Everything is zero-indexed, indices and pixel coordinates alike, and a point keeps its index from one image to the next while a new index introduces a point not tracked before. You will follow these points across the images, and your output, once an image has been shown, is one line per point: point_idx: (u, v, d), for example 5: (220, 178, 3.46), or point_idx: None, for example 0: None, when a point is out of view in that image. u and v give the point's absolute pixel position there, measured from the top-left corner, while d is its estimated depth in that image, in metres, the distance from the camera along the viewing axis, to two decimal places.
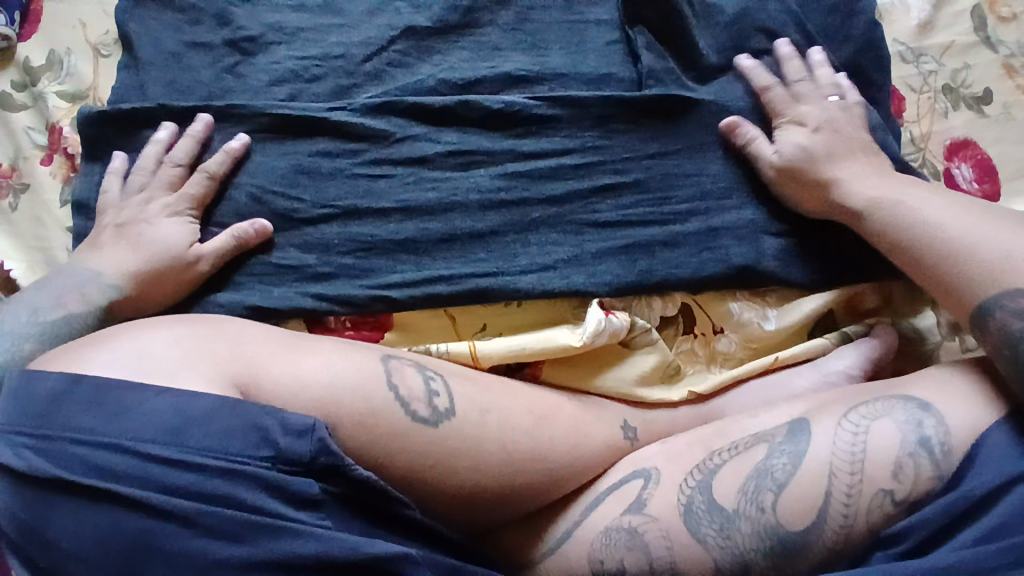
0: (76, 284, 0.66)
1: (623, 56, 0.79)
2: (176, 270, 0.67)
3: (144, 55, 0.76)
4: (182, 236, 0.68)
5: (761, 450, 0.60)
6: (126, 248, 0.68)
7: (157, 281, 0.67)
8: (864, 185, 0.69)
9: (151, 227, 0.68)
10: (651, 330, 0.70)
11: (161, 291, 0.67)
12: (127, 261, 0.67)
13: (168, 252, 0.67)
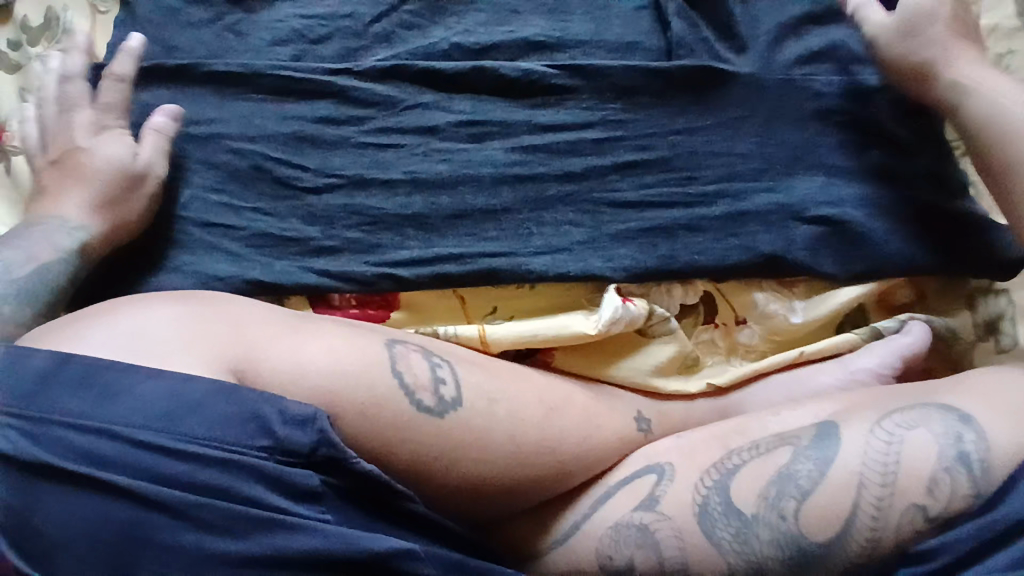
0: (39, 235, 0.60)
1: (651, 22, 0.74)
2: (134, 184, 0.63)
3: (140, 10, 0.72)
4: (118, 149, 0.64)
5: (786, 453, 0.57)
6: (76, 181, 0.63)
7: (122, 208, 0.63)
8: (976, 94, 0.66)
9: (91, 156, 0.64)
10: (670, 319, 0.67)
11: (127, 212, 0.63)
12: (87, 199, 0.62)
13: (116, 168, 0.63)
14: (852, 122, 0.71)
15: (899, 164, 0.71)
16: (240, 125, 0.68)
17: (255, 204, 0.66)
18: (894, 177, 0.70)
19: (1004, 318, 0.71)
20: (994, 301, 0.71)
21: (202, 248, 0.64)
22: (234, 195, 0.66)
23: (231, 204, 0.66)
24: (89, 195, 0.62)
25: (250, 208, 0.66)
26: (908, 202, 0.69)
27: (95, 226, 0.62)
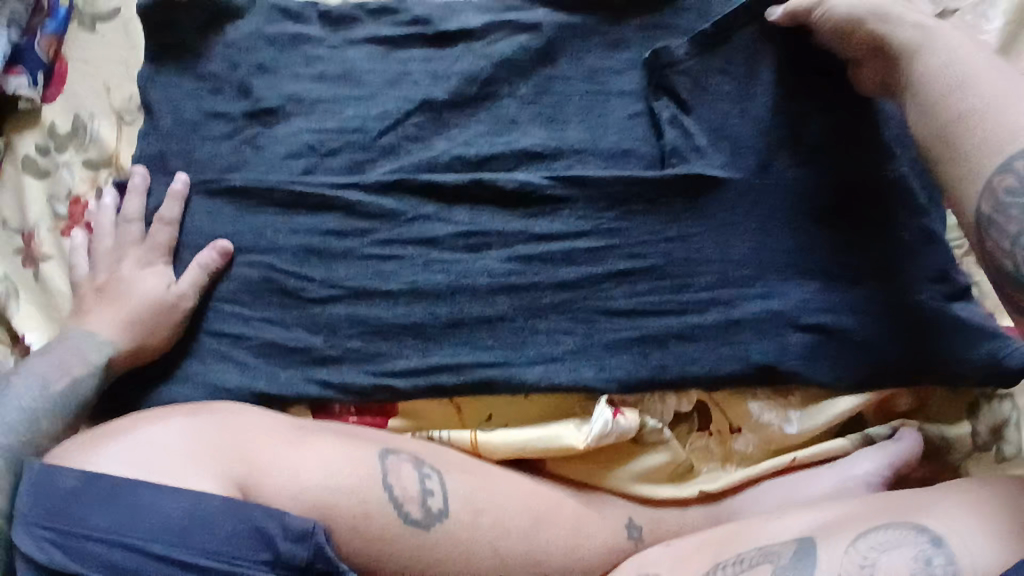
0: (68, 356, 0.66)
1: (646, 129, 0.76)
2: (162, 314, 0.69)
3: (164, 124, 0.78)
4: (157, 281, 0.70)
5: (766, 571, 0.57)
6: (115, 306, 0.69)
7: (149, 334, 0.68)
8: (925, 41, 0.65)
9: (132, 286, 0.70)
10: (663, 429, 0.68)
11: (152, 337, 0.68)
12: (119, 321, 0.68)
13: (151, 299, 0.69)
14: (855, 223, 0.71)
15: (901, 265, 0.70)
16: (253, 238, 0.72)
17: (264, 313, 0.70)
18: (879, 277, 0.70)
19: (1009, 426, 0.70)
20: (997, 407, 0.70)
21: (217, 357, 0.69)
22: (246, 304, 0.71)
23: (242, 313, 0.70)
24: (117, 320, 0.68)
25: (260, 317, 0.70)
26: (889, 304, 0.69)
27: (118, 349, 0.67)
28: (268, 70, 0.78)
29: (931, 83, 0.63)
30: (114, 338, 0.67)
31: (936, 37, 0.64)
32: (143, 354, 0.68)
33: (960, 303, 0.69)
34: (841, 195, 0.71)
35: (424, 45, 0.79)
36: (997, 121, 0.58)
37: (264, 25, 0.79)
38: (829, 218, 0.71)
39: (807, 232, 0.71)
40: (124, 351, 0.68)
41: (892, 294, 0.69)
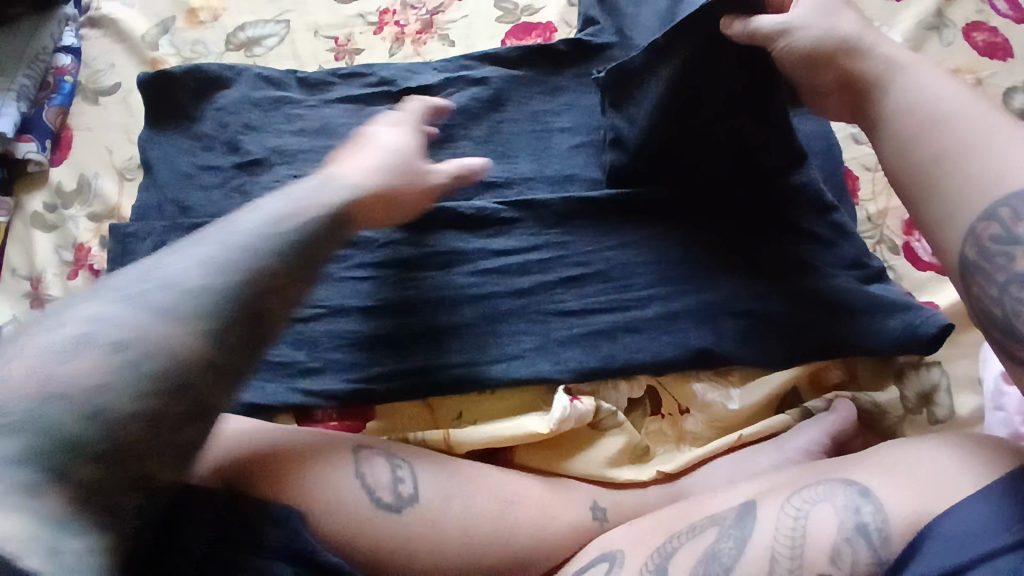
0: (334, 181, 0.63)
1: (587, 156, 0.87)
2: (417, 175, 0.71)
3: (162, 177, 0.88)
4: (400, 135, 0.72)
5: (713, 533, 0.63)
6: (365, 152, 0.69)
7: (405, 189, 0.69)
8: (896, 80, 0.66)
9: (393, 140, 0.71)
10: (617, 412, 0.76)
11: (400, 196, 0.69)
12: (380, 167, 0.67)
13: (412, 159, 0.71)
14: (774, 221, 0.80)
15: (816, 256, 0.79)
16: None
17: None
18: (796, 267, 0.78)
19: (937, 391, 0.77)
20: (926, 374, 0.77)
21: None
22: None
23: None
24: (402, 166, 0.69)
25: None
26: (810, 291, 0.76)
27: (382, 181, 0.66)
28: (254, 128, 0.89)
29: (901, 122, 0.65)
30: (381, 176, 0.67)
31: (909, 78, 0.66)
32: (410, 194, 0.70)
33: (878, 284, 0.78)
34: (758, 199, 0.81)
35: (389, 101, 0.91)
36: (971, 166, 0.59)
37: (249, 91, 0.91)
38: (749, 222, 0.81)
39: (728, 234, 0.80)
40: (379, 199, 0.66)
41: (812, 282, 0.77)
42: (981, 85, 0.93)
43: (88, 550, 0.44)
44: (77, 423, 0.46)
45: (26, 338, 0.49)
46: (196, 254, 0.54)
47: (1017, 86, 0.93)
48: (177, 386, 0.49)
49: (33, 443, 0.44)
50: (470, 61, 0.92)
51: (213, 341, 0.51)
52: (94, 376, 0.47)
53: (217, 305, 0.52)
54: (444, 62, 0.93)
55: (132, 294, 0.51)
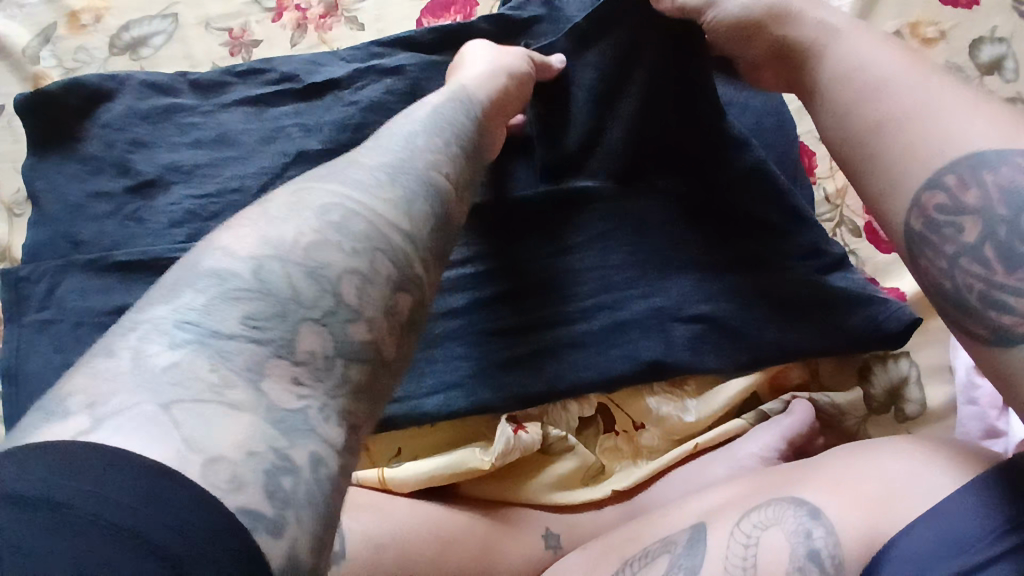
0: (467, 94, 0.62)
1: (520, 149, 0.79)
2: (522, 71, 0.70)
3: (49, 210, 0.78)
4: (491, 43, 0.73)
5: (664, 562, 0.60)
6: (488, 59, 0.69)
7: (519, 85, 0.69)
8: (832, 44, 0.58)
9: (495, 47, 0.71)
10: (567, 436, 0.70)
11: (518, 91, 0.69)
12: (491, 68, 0.67)
13: (502, 55, 0.70)
14: (724, 210, 0.73)
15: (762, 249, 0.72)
16: None
17: None
18: (749, 264, 0.72)
19: (906, 385, 0.72)
20: (893, 367, 0.73)
21: None
22: None
23: None
24: (496, 69, 0.67)
25: None
26: (765, 291, 0.70)
27: (496, 87, 0.65)
28: (145, 145, 0.79)
29: (839, 88, 0.56)
30: (490, 86, 0.65)
31: (848, 41, 0.58)
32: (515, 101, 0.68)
33: (839, 274, 0.71)
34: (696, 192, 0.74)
35: (294, 99, 0.81)
36: (917, 132, 0.50)
37: (134, 103, 0.81)
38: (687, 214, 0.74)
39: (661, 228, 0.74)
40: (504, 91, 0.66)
41: (767, 279, 0.71)
42: (944, 39, 0.86)
43: (312, 425, 0.35)
44: (306, 281, 0.39)
45: (240, 216, 0.42)
46: (378, 147, 0.49)
47: (983, 37, 0.85)
48: (386, 252, 0.42)
49: (256, 307, 0.37)
50: (381, 48, 0.82)
51: (414, 215, 0.45)
52: (312, 238, 0.40)
53: (406, 186, 0.46)
54: (352, 49, 0.83)
55: (328, 176, 0.45)
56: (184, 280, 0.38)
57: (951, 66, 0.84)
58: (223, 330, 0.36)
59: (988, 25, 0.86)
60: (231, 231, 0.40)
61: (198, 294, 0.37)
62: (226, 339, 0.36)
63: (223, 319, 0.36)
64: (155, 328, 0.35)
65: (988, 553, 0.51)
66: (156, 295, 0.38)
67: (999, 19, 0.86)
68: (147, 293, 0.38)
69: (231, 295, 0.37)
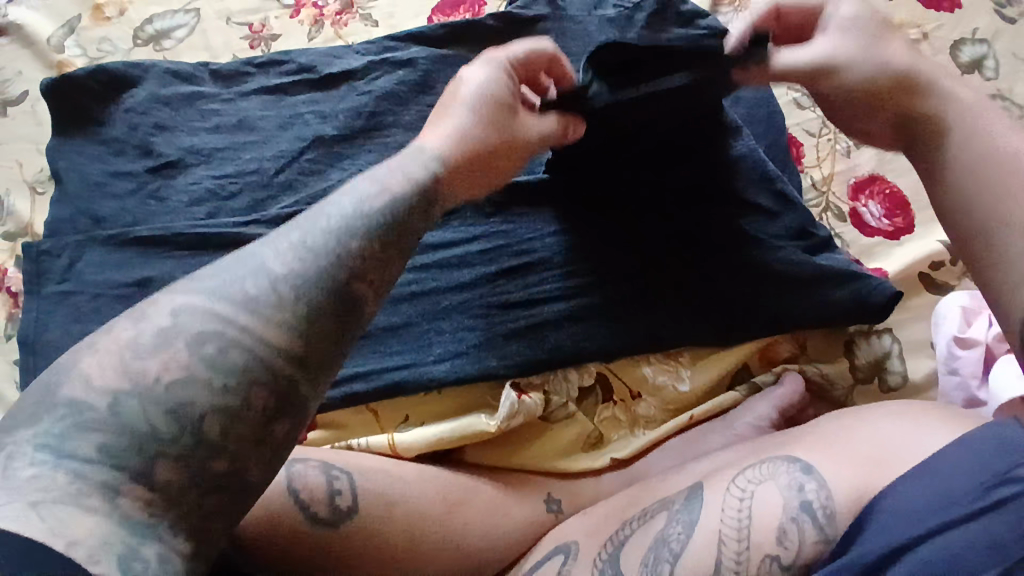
0: (417, 156, 0.54)
1: None
2: (503, 135, 0.59)
3: (72, 188, 0.82)
4: (491, 74, 0.60)
5: (662, 518, 0.61)
6: (468, 114, 0.58)
7: (502, 151, 0.59)
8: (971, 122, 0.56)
9: (484, 86, 0.59)
10: (568, 404, 0.74)
11: (497, 164, 0.59)
12: (463, 128, 0.57)
13: (490, 106, 0.58)
14: (718, 191, 0.78)
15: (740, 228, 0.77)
16: (163, 280, 0.76)
17: None
18: (740, 240, 0.76)
19: (889, 358, 0.77)
20: (877, 342, 0.77)
21: None
22: None
23: None
24: (464, 120, 0.57)
25: None
26: (754, 267, 0.75)
27: (458, 146, 0.56)
28: (167, 129, 0.83)
29: (978, 160, 0.54)
30: (453, 142, 0.56)
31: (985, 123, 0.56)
32: (487, 163, 0.58)
33: (824, 253, 0.77)
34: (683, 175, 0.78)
35: (311, 89, 0.86)
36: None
37: (157, 89, 0.85)
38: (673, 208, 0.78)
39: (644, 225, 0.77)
40: (482, 164, 0.57)
41: (756, 256, 0.76)
42: (925, 40, 0.92)
43: (160, 537, 0.38)
44: (165, 420, 0.39)
45: (119, 324, 0.42)
46: (282, 241, 0.46)
47: (964, 38, 0.92)
48: (264, 383, 0.42)
49: (111, 440, 0.38)
50: (394, 42, 0.87)
51: (304, 332, 0.43)
52: (177, 373, 0.40)
53: (308, 296, 0.44)
54: (367, 43, 0.88)
55: (207, 281, 0.43)
56: (47, 402, 0.39)
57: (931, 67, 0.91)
58: (77, 456, 0.38)
59: (969, 27, 0.92)
60: (98, 353, 0.40)
61: (57, 420, 0.39)
62: (82, 462, 0.38)
63: (78, 447, 0.38)
64: (17, 451, 0.38)
65: (982, 503, 0.52)
66: (21, 415, 0.39)
67: (979, 22, 0.92)
68: (18, 402, 0.40)
69: (83, 427, 0.38)
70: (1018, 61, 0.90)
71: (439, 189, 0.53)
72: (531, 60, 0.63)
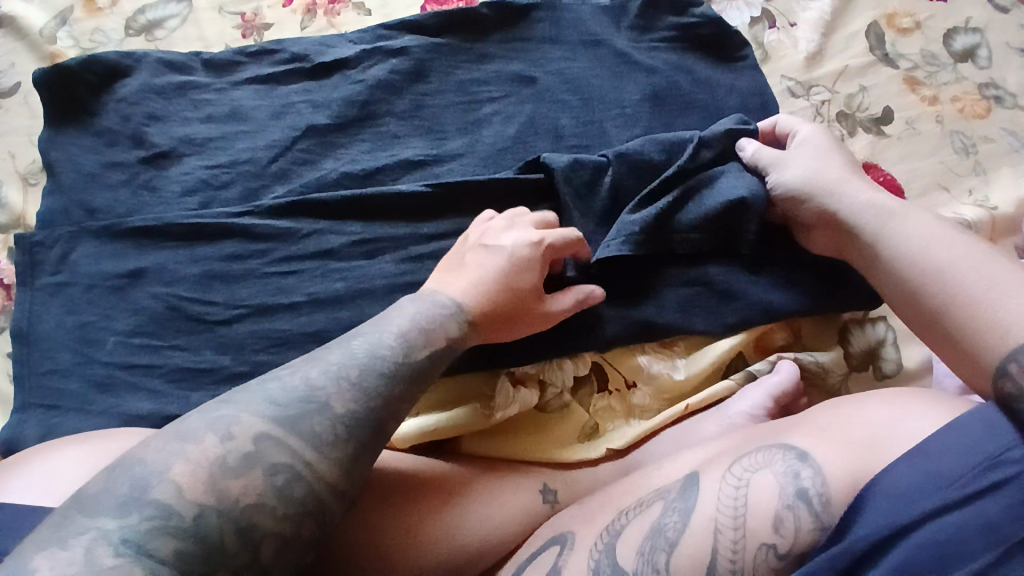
0: (436, 304, 0.63)
1: (520, 126, 0.83)
2: (516, 297, 0.66)
3: (65, 179, 0.81)
4: (519, 246, 0.68)
5: (658, 508, 0.59)
6: (478, 281, 0.66)
7: (509, 319, 0.66)
8: (889, 226, 0.67)
9: (501, 263, 0.67)
10: (563, 394, 0.74)
11: (507, 324, 0.66)
12: (478, 295, 0.65)
13: (503, 275, 0.66)
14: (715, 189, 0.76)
15: (726, 242, 0.76)
16: (156, 271, 0.76)
17: (172, 341, 0.73)
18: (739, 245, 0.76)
19: (883, 346, 0.78)
20: (871, 330, 0.79)
21: (128, 389, 0.72)
22: (155, 334, 0.74)
23: (151, 343, 0.73)
24: (492, 284, 0.65)
25: (168, 345, 0.73)
26: (749, 264, 0.76)
27: (484, 309, 0.65)
28: (159, 119, 0.83)
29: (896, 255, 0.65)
30: (479, 298, 0.65)
31: (902, 225, 0.66)
32: (515, 315, 0.66)
33: None
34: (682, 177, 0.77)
35: (304, 78, 0.85)
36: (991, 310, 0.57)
37: (150, 79, 0.84)
38: (687, 232, 0.75)
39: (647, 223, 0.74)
40: (488, 321, 0.65)
41: (756, 259, 0.76)
42: (919, 29, 0.91)
43: None
44: (235, 538, 0.47)
45: (206, 436, 0.50)
46: (334, 371, 0.55)
47: (958, 26, 0.91)
48: (312, 513, 0.51)
49: (186, 547, 0.45)
50: (386, 31, 0.87)
51: (346, 469, 0.53)
52: (251, 497, 0.48)
53: (353, 432, 0.53)
54: (360, 32, 0.88)
55: (284, 412, 0.52)
56: (133, 500, 0.46)
57: (925, 55, 0.90)
58: (156, 556, 0.44)
59: (961, 17, 0.92)
60: (189, 463, 0.48)
61: (145, 519, 0.45)
62: (158, 563, 0.44)
63: (158, 547, 0.45)
64: (104, 537, 0.44)
65: (978, 486, 0.51)
66: (106, 502, 0.46)
67: (973, 11, 0.92)
68: (99, 493, 0.47)
69: (166, 532, 0.45)
70: (1012, 50, 0.90)
71: (461, 343, 0.62)
72: (560, 247, 0.69)
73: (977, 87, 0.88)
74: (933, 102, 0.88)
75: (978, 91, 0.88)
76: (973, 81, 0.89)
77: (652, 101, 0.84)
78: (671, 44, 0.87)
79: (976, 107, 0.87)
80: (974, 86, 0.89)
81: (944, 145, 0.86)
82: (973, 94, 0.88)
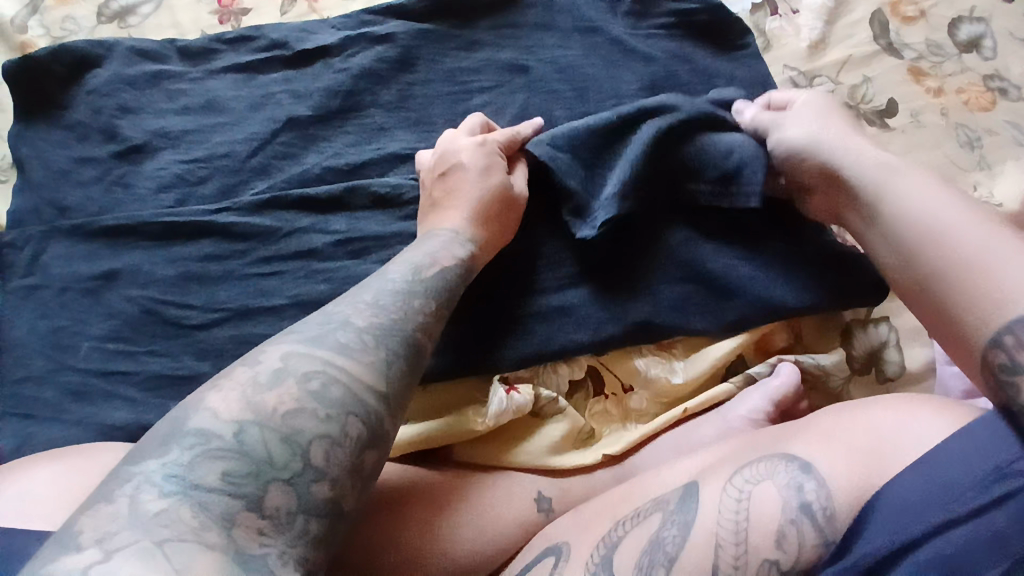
0: (438, 237, 0.66)
1: (511, 118, 0.79)
2: (497, 202, 0.69)
3: (34, 175, 0.77)
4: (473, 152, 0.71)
5: (656, 519, 0.57)
6: (462, 197, 0.69)
7: (500, 221, 0.69)
8: (890, 183, 0.63)
9: (466, 170, 0.70)
10: (558, 398, 0.71)
11: (501, 229, 0.70)
12: (466, 211, 0.68)
13: (478, 185, 0.69)
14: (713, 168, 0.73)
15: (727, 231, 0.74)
16: (131, 272, 0.72)
17: (149, 346, 0.70)
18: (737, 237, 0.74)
19: (887, 348, 0.76)
20: (874, 331, 0.76)
21: (103, 397, 0.69)
22: (132, 340, 0.70)
23: (128, 350, 0.70)
24: (470, 197, 0.68)
25: (146, 351, 0.70)
26: (754, 255, 0.73)
27: (480, 220, 0.68)
28: (132, 111, 0.78)
29: (889, 212, 0.62)
30: (472, 217, 0.68)
31: (898, 182, 0.63)
32: (507, 218, 0.70)
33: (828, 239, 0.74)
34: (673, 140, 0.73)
35: (283, 67, 0.81)
36: (990, 276, 0.53)
37: (122, 69, 0.80)
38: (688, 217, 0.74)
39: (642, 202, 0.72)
40: (483, 236, 0.68)
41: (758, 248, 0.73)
42: (923, 17, 0.88)
43: (271, 568, 0.42)
44: (280, 445, 0.46)
45: (238, 370, 0.50)
46: (354, 300, 0.56)
47: (962, 15, 0.88)
48: (357, 414, 0.49)
49: (233, 466, 0.44)
50: (370, 17, 0.83)
51: (381, 376, 0.52)
52: (289, 406, 0.47)
53: (379, 341, 0.53)
54: (342, 19, 0.84)
55: (309, 335, 0.52)
56: (173, 436, 0.45)
57: (930, 44, 0.87)
58: (203, 485, 0.43)
59: (965, 6, 0.89)
60: (222, 391, 0.48)
61: (185, 451, 0.44)
62: (206, 493, 0.43)
63: (203, 476, 0.43)
64: (147, 480, 0.43)
65: (986, 498, 0.48)
66: (149, 448, 0.45)
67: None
68: (139, 445, 0.46)
69: (209, 457, 0.44)
70: (1018, 41, 0.87)
71: (465, 254, 0.65)
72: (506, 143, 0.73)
73: (983, 78, 0.85)
74: (937, 94, 0.85)
75: (982, 82, 0.85)
76: (979, 72, 0.86)
77: (649, 91, 0.80)
78: (669, 31, 0.83)
79: (982, 99, 0.84)
80: (978, 77, 0.85)
81: (949, 138, 0.83)
82: (978, 85, 0.85)
